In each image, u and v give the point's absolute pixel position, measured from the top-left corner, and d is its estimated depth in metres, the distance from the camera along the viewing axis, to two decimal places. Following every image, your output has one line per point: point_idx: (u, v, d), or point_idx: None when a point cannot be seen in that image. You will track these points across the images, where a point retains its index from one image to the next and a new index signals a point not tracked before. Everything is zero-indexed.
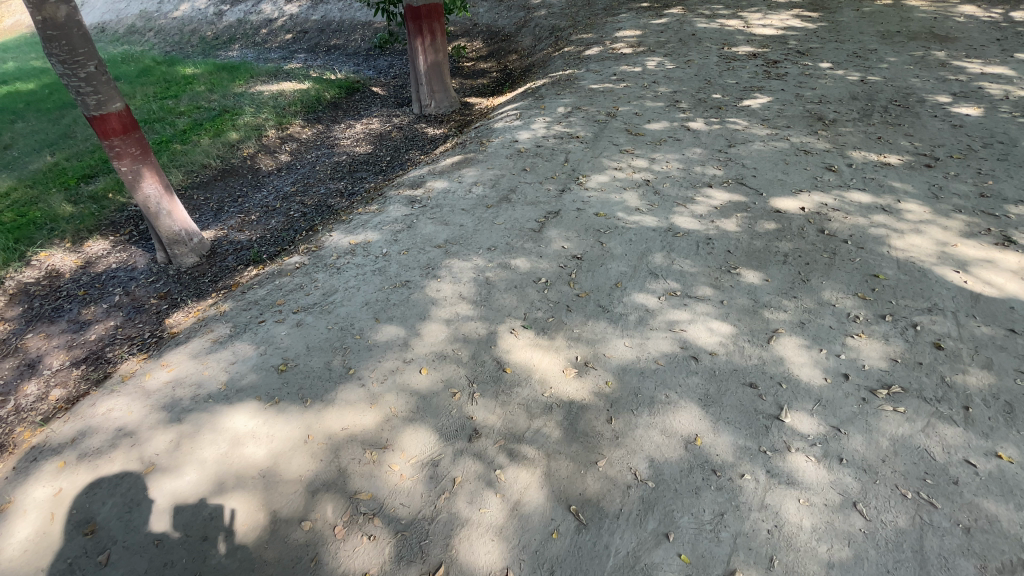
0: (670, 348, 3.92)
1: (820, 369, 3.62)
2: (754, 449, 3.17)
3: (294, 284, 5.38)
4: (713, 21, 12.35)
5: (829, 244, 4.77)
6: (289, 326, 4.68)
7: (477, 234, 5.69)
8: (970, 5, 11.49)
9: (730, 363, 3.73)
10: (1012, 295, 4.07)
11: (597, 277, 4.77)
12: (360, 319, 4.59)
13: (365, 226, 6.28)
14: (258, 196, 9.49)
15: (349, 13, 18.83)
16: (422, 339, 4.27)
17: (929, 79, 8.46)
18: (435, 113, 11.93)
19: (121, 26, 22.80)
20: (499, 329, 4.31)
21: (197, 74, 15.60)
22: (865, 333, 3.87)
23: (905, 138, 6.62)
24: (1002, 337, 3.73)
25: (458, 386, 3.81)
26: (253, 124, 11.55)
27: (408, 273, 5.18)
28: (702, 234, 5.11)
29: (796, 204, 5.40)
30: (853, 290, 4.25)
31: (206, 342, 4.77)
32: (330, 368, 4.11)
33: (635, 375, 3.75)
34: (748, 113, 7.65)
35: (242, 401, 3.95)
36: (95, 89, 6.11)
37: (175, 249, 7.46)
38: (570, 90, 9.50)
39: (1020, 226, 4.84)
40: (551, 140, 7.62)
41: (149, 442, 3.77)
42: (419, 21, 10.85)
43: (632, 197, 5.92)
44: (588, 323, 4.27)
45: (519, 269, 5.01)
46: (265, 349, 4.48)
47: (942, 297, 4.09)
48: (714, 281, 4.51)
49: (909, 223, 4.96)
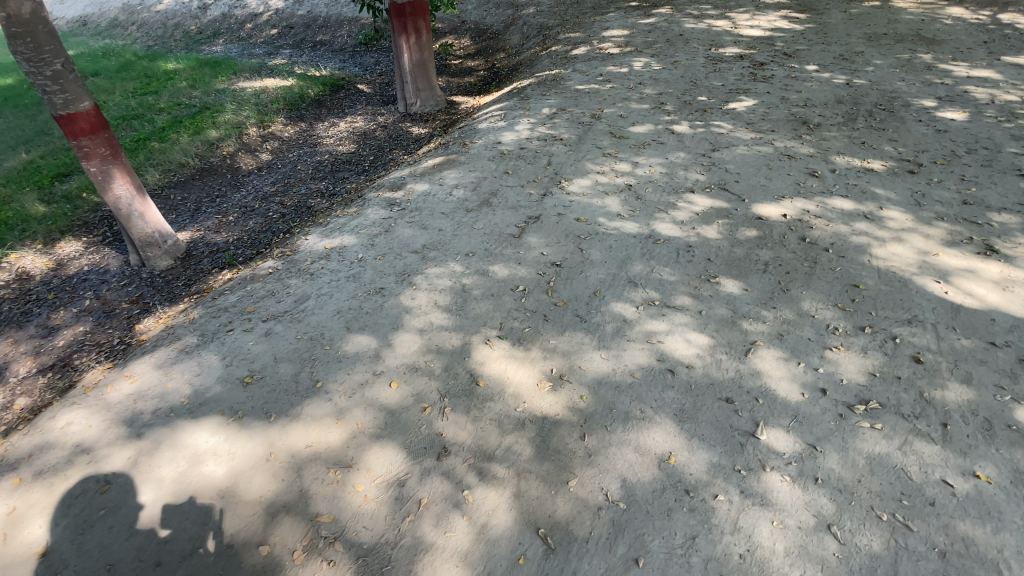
0: (646, 361, 3.83)
1: (798, 384, 3.54)
2: (728, 467, 3.09)
3: (265, 291, 5.22)
4: (701, 21, 12.27)
5: (810, 253, 4.71)
6: (258, 336, 4.54)
7: (455, 239, 5.56)
8: (958, 7, 11.48)
9: (707, 377, 3.65)
10: (993, 306, 4.03)
11: (576, 285, 4.67)
12: (330, 329, 4.46)
13: (341, 229, 6.12)
14: (236, 196, 9.28)
15: (335, 9, 18.56)
16: (393, 351, 4.15)
17: (915, 82, 8.44)
18: (420, 111, 11.76)
19: (102, 19, 22.26)
20: (474, 339, 4.19)
21: (179, 69, 15.28)
22: (844, 346, 3.80)
23: (889, 143, 6.58)
24: (982, 350, 3.68)
25: (428, 400, 3.69)
26: (234, 121, 11.31)
27: (383, 279, 5.05)
28: (683, 241, 5.04)
29: (778, 211, 5.33)
30: (833, 300, 4.18)
31: (172, 352, 4.61)
32: (297, 381, 3.98)
33: (610, 389, 3.65)
34: (733, 116, 7.59)
35: (205, 416, 3.81)
36: (62, 88, 5.90)
37: (148, 251, 7.26)
38: (556, 90, 9.39)
39: (1002, 235, 4.80)
40: (535, 142, 7.51)
41: (106, 460, 3.62)
42: (404, 18, 10.69)
43: (614, 202, 5.83)
44: (564, 333, 4.17)
45: (496, 276, 4.89)
46: (231, 360, 4.33)
47: (923, 308, 4.04)
48: (693, 290, 4.44)
49: (891, 231, 4.91)
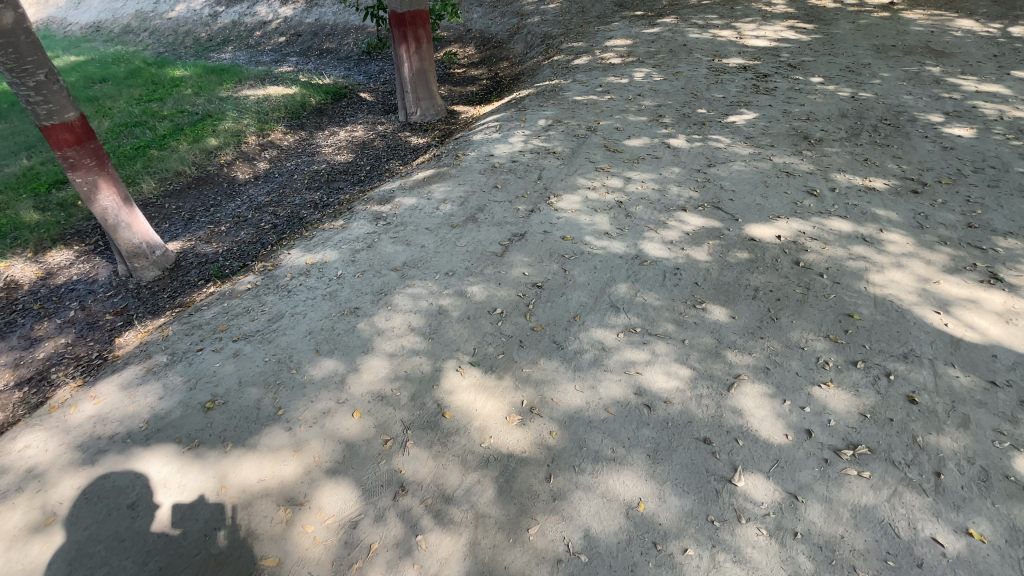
0: (623, 394, 3.60)
1: (782, 424, 3.31)
2: (701, 517, 2.87)
3: (241, 308, 5.08)
4: (705, 31, 12.05)
5: (803, 278, 4.48)
6: (225, 357, 4.39)
7: (437, 256, 5.38)
8: (969, 19, 11.14)
9: (686, 413, 3.42)
10: (995, 341, 3.77)
11: (555, 309, 4.47)
12: (299, 351, 4.29)
13: (324, 244, 5.96)
14: (231, 205, 9.22)
15: (342, 18, 18.63)
16: (360, 376, 3.95)
17: (923, 96, 8.16)
18: (420, 121, 11.66)
19: (116, 26, 22.50)
20: (444, 365, 3.98)
21: (186, 76, 15.36)
22: (835, 382, 3.56)
23: (892, 160, 6.32)
24: (982, 391, 3.43)
25: (390, 432, 3.50)
26: (234, 130, 11.29)
27: (360, 298, 4.87)
28: (670, 263, 4.83)
29: (773, 232, 5.11)
30: (825, 331, 3.94)
31: (139, 371, 4.47)
32: (259, 408, 3.82)
33: (582, 425, 3.43)
34: (732, 130, 7.37)
35: (161, 445, 3.68)
36: (45, 99, 5.84)
37: (135, 262, 7.19)
38: (553, 101, 9.24)
39: (1007, 262, 4.53)
40: (528, 155, 7.34)
41: (55, 489, 3.47)
42: (404, 28, 10.61)
43: (603, 220, 5.64)
44: (539, 362, 3.95)
45: (474, 297, 4.70)
46: (195, 382, 4.17)
47: (920, 342, 3.79)
48: (677, 317, 4.22)
49: (890, 255, 4.66)
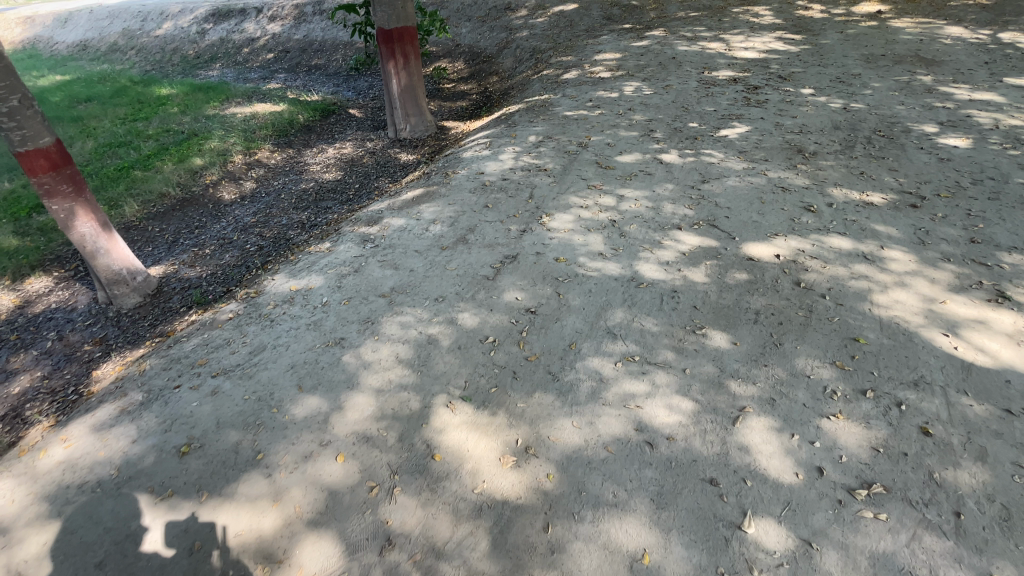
0: (623, 430, 3.41)
1: (791, 461, 3.13)
2: (710, 570, 2.69)
3: (221, 339, 4.85)
4: (694, 43, 12.03)
5: (805, 300, 4.33)
6: (203, 395, 4.15)
7: (427, 280, 5.16)
8: (957, 26, 11.19)
9: (690, 451, 3.23)
10: (1008, 365, 3.62)
11: (550, 336, 4.28)
12: (280, 387, 4.06)
13: (310, 268, 5.74)
14: (216, 227, 9.00)
15: (331, 33, 18.58)
16: (344, 415, 3.73)
17: (915, 106, 8.12)
18: (409, 137, 11.52)
19: (102, 44, 22.27)
20: (434, 401, 3.76)
21: (172, 95, 15.16)
22: (844, 413, 3.39)
23: (889, 173, 6.23)
24: (998, 420, 3.27)
25: (376, 477, 3.29)
26: (220, 149, 11.09)
27: (345, 327, 4.64)
28: (667, 285, 4.67)
29: (771, 251, 4.96)
30: (831, 357, 3.78)
31: (113, 411, 4.23)
32: (237, 452, 3.60)
33: (581, 466, 3.24)
34: (725, 144, 7.27)
35: (134, 496, 3.46)
36: (19, 125, 5.65)
37: (115, 289, 6.95)
38: (544, 117, 9.13)
39: (1013, 279, 4.41)
40: (519, 173, 7.20)
41: (20, 546, 3.30)
42: (391, 44, 10.51)
43: (597, 240, 5.48)
44: (534, 395, 3.75)
45: (465, 325, 4.48)
46: (171, 423, 3.95)
47: (930, 368, 3.63)
48: (677, 344, 4.05)
49: (893, 274, 4.53)
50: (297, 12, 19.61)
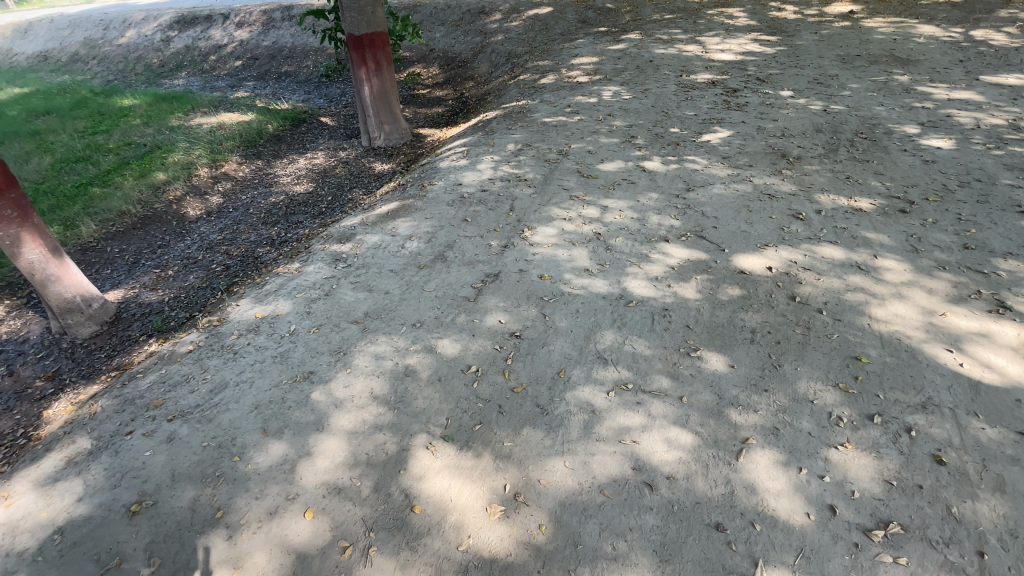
0: (619, 470, 3.16)
1: (801, 500, 2.91)
2: None
3: (180, 375, 4.45)
4: (671, 46, 11.92)
5: (802, 316, 4.13)
6: (159, 442, 3.77)
7: (403, 303, 4.82)
8: (929, 25, 11.29)
9: (692, 493, 3.00)
10: (1016, 382, 3.47)
11: (537, 363, 4.00)
12: (243, 432, 3.72)
13: (277, 292, 5.36)
14: (180, 245, 8.52)
15: (301, 40, 18.09)
16: (314, 462, 3.41)
17: (895, 106, 8.08)
18: (384, 145, 11.16)
19: (63, 54, 21.34)
20: (413, 443, 3.45)
21: (135, 105, 14.50)
22: (852, 442, 3.19)
23: (875, 177, 6.12)
24: (1013, 444, 3.10)
25: (350, 536, 3.00)
26: (184, 162, 10.56)
27: (315, 359, 4.29)
28: (658, 303, 4.44)
29: (763, 263, 4.76)
30: (834, 379, 3.58)
31: (58, 462, 3.80)
32: (195, 511, 3.27)
33: (575, 515, 2.97)
34: (708, 149, 7.11)
35: (77, 566, 3.10)
36: None
37: (68, 318, 6.47)
38: (522, 123, 8.87)
39: (1011, 288, 4.29)
40: (498, 183, 6.93)
41: None
42: (362, 50, 10.17)
43: (582, 255, 5.23)
44: (522, 433, 3.46)
45: (446, 353, 4.16)
46: (120, 477, 3.56)
47: (937, 388, 3.45)
48: (672, 368, 3.81)
49: (889, 285, 4.37)
50: (266, 18, 19.06)
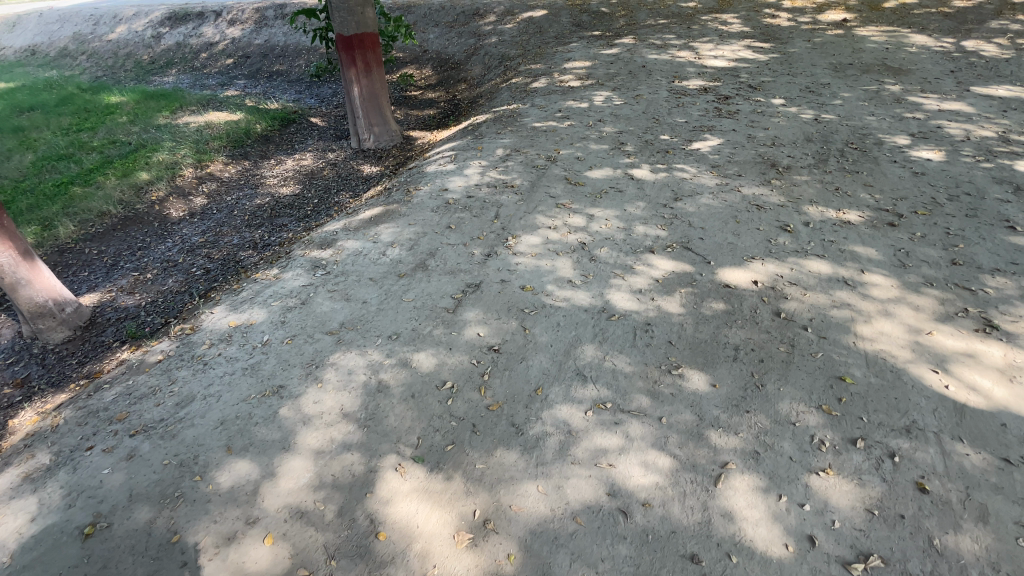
0: (593, 495, 3.06)
1: (780, 530, 2.82)
2: None
3: (146, 387, 4.28)
4: (664, 51, 11.85)
5: (786, 333, 4.04)
6: (119, 459, 3.62)
7: (380, 314, 4.68)
8: (921, 34, 11.28)
9: (667, 521, 2.90)
10: (1002, 405, 3.39)
11: (514, 379, 3.88)
12: (207, 449, 3.58)
13: (252, 300, 5.21)
14: (161, 247, 8.34)
15: (293, 39, 17.91)
16: (277, 484, 3.29)
17: (886, 116, 8.04)
18: (373, 147, 11.01)
19: (52, 49, 21.01)
20: (381, 464, 3.33)
21: (122, 103, 14.28)
22: (834, 468, 3.09)
23: (864, 189, 6.04)
24: (998, 471, 3.01)
25: (311, 563, 2.89)
26: (168, 161, 10.36)
27: (286, 372, 4.15)
28: (640, 317, 4.33)
29: (748, 277, 4.67)
30: (817, 400, 3.49)
31: (14, 478, 3.64)
32: (154, 534, 3.14)
33: (545, 544, 2.86)
34: (697, 157, 7.02)
35: None
36: None
37: (39, 323, 6.28)
38: (511, 128, 8.77)
39: (998, 305, 4.22)
40: (484, 190, 6.81)
41: None
42: (352, 51, 10.03)
43: (566, 265, 5.11)
44: (495, 454, 3.34)
45: (420, 367, 4.03)
46: (76, 497, 3.41)
47: (922, 411, 3.36)
48: (652, 386, 3.70)
49: (876, 301, 4.29)
50: (258, 16, 18.86)
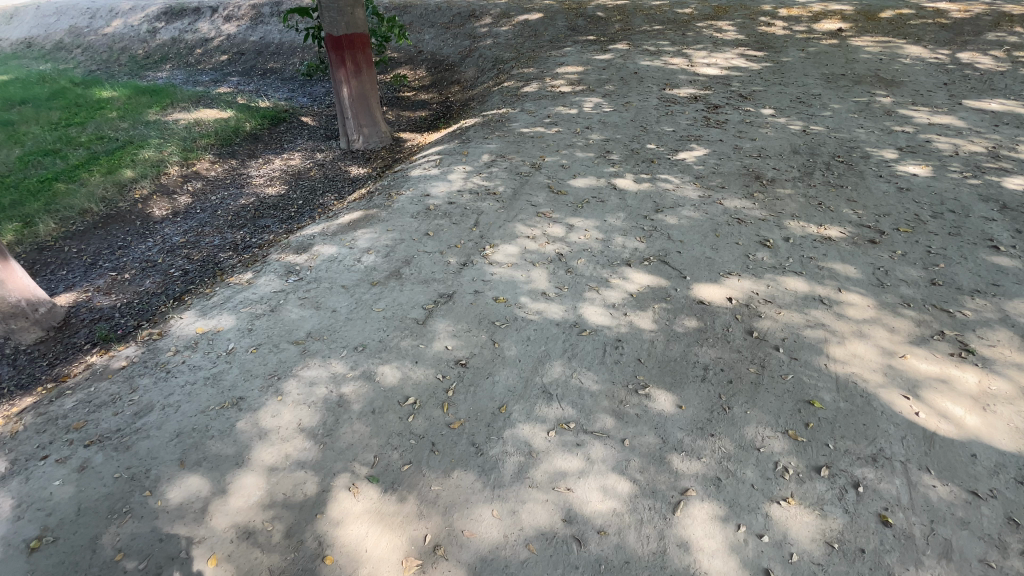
0: (549, 520, 2.99)
1: (736, 561, 2.75)
2: None
3: (106, 395, 4.16)
4: (657, 58, 11.79)
5: (758, 353, 3.96)
6: (71, 471, 3.51)
7: (348, 324, 4.59)
8: (916, 45, 11.23)
9: (623, 550, 2.83)
10: (972, 434, 3.31)
11: (478, 396, 3.79)
12: (160, 463, 3.49)
13: (222, 305, 5.10)
14: (141, 247, 8.23)
15: (288, 36, 17.79)
16: (227, 502, 3.21)
17: (875, 129, 7.98)
18: (362, 148, 10.92)
19: (48, 41, 20.86)
20: (335, 483, 3.25)
21: (113, 97, 14.15)
22: (796, 497, 3.02)
23: (847, 204, 5.97)
24: (963, 505, 2.94)
25: None
26: (155, 159, 10.24)
27: (247, 383, 4.05)
28: (611, 333, 4.25)
29: (723, 293, 4.60)
30: (783, 425, 3.41)
31: None
32: (98, 551, 3.04)
33: (495, 572, 2.79)
34: (682, 168, 6.96)
35: None
36: None
37: (11, 324, 6.14)
38: (499, 133, 8.69)
39: (976, 329, 4.15)
40: (466, 196, 6.72)
41: None
42: (341, 51, 9.94)
43: (541, 277, 5.03)
44: (452, 475, 3.26)
45: (384, 381, 3.94)
46: (23, 509, 3.30)
47: (889, 439, 3.29)
48: (617, 407, 3.62)
49: (851, 322, 4.22)
50: (254, 12, 18.74)
